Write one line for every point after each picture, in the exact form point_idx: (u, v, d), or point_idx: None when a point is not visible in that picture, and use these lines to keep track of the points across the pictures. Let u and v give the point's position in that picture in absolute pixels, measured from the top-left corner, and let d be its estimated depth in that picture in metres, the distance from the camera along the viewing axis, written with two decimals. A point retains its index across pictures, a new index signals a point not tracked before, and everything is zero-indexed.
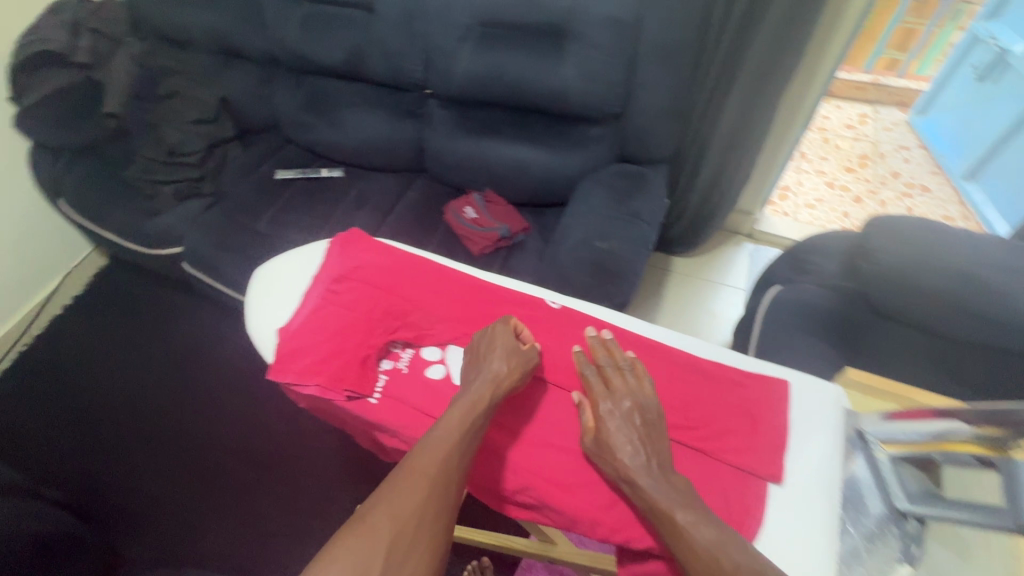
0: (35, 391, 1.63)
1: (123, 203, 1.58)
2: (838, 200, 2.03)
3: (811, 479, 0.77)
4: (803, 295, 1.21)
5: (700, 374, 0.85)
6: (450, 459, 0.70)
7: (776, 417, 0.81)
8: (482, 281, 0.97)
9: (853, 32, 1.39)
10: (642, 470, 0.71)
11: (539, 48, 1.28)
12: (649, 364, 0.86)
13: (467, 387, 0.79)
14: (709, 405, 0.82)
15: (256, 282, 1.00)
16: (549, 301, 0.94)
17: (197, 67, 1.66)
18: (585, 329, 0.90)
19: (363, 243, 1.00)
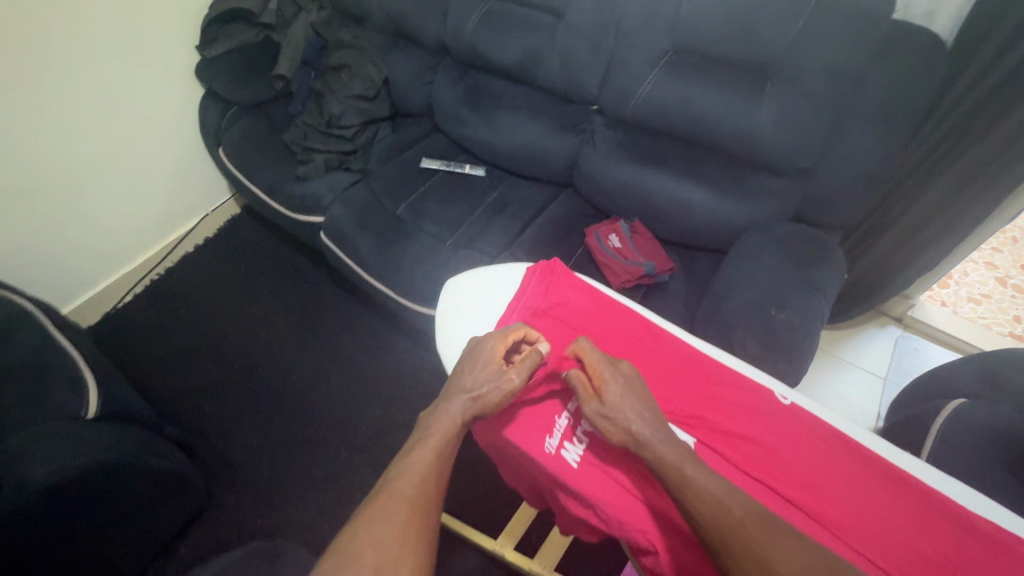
0: (165, 322, 1.73)
1: (276, 163, 1.63)
2: (1008, 301, 1.80)
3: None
4: (998, 417, 1.04)
5: (966, 531, 0.71)
6: (422, 475, 0.72)
7: None
8: (698, 352, 0.90)
9: None
10: (649, 431, 0.74)
11: (738, 86, 1.19)
12: (897, 502, 0.74)
13: (438, 412, 0.81)
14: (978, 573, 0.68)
15: (450, 294, 1.02)
16: (778, 396, 0.85)
17: (370, 45, 1.70)
18: (819, 439, 0.80)
19: (565, 280, 0.98)
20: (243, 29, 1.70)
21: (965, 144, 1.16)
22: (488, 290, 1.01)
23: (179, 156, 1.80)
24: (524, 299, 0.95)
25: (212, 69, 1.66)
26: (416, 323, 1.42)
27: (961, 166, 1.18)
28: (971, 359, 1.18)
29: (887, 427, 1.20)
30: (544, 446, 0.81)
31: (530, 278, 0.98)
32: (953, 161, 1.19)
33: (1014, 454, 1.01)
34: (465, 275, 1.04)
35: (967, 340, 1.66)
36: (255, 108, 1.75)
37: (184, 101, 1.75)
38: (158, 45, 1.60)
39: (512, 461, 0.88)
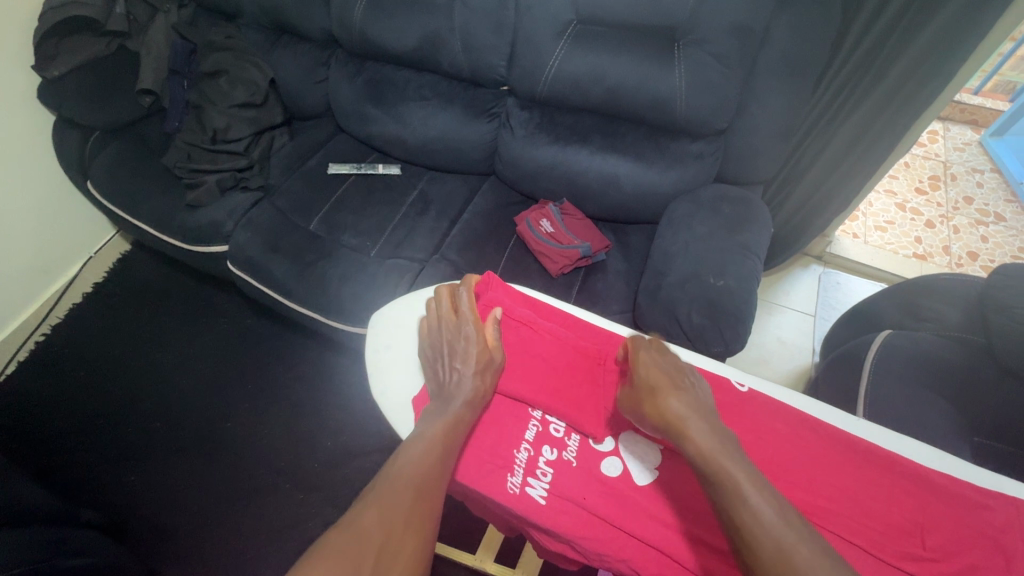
0: (61, 387, 1.52)
1: (160, 192, 1.44)
2: (909, 224, 1.94)
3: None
4: (920, 345, 1.11)
5: (931, 492, 0.67)
6: (426, 457, 0.66)
7: None
8: None
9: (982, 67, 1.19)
10: (696, 422, 0.63)
11: (648, 53, 1.16)
12: (863, 475, 0.69)
13: (441, 406, 0.75)
14: (951, 533, 0.64)
15: (378, 329, 0.92)
16: (736, 383, 0.78)
17: (247, 44, 1.53)
18: (785, 423, 0.73)
19: (501, 294, 0.90)
20: (88, 40, 1.43)
21: (865, 87, 1.20)
22: (420, 316, 0.92)
23: (40, 196, 1.55)
24: None
25: (58, 91, 1.39)
26: (353, 344, 1.32)
27: (863, 109, 1.22)
28: (891, 291, 1.27)
29: (825, 367, 1.26)
30: (506, 486, 0.73)
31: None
32: (856, 104, 1.23)
33: (939, 377, 1.08)
34: (392, 305, 0.94)
35: (880, 267, 1.78)
36: (123, 130, 1.53)
37: (32, 131, 1.49)
38: None
39: (478, 503, 0.79)
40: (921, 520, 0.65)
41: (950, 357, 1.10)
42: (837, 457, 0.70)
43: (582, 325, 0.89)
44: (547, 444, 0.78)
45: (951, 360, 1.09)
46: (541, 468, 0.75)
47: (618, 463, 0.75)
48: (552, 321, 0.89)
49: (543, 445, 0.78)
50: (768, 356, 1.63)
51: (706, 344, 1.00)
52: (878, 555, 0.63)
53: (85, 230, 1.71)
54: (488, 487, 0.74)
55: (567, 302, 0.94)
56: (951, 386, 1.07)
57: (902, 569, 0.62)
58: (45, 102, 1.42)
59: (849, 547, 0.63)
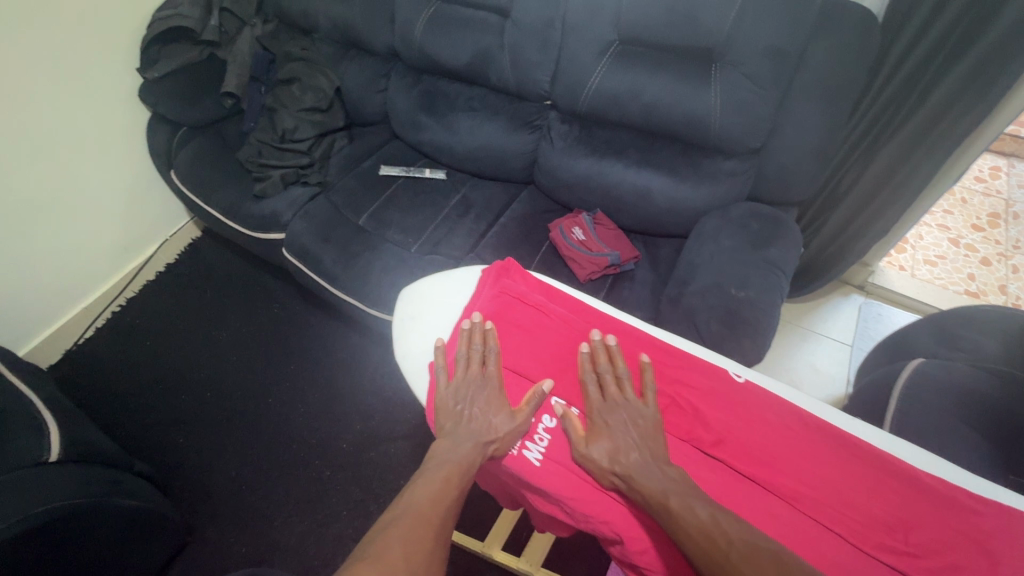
0: (130, 353, 1.69)
1: (231, 183, 1.60)
2: (963, 260, 1.86)
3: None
4: (956, 376, 1.07)
5: (916, 489, 0.69)
6: (441, 495, 0.70)
7: (1023, 560, 0.64)
8: (657, 338, 0.86)
9: None
10: (623, 455, 0.73)
11: (685, 74, 1.21)
12: (849, 467, 0.71)
13: (452, 445, 0.76)
14: (932, 529, 0.66)
15: (406, 301, 0.96)
16: (732, 373, 0.80)
17: (318, 55, 1.69)
18: (778, 413, 0.76)
19: (520, 278, 0.93)
20: (186, 48, 1.64)
21: (903, 113, 1.20)
22: (443, 293, 0.96)
23: (130, 182, 1.75)
24: (478, 302, 0.91)
25: (158, 90, 1.60)
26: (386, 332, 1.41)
27: (904, 134, 1.21)
28: (927, 322, 1.22)
29: (855, 393, 1.23)
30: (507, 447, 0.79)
31: (486, 293, 0.91)
32: (896, 130, 1.23)
33: (972, 410, 1.03)
34: (418, 282, 0.98)
35: (926, 302, 1.72)
36: (206, 128, 1.71)
37: (129, 124, 1.69)
38: (97, 71, 1.55)
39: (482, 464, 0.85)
40: (903, 517, 0.67)
41: (985, 388, 1.06)
42: (826, 450, 0.72)
43: (592, 313, 0.90)
44: (548, 412, 0.82)
45: (989, 395, 1.05)
46: (537, 433, 0.80)
47: None
48: (567, 305, 0.90)
49: (544, 413, 0.82)
50: (798, 382, 1.60)
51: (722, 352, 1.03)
52: (853, 542, 0.66)
53: (165, 216, 1.90)
54: None
55: (579, 291, 0.96)
56: (986, 421, 1.03)
57: (879, 558, 0.65)
58: (145, 101, 1.63)
59: (827, 533, 0.67)
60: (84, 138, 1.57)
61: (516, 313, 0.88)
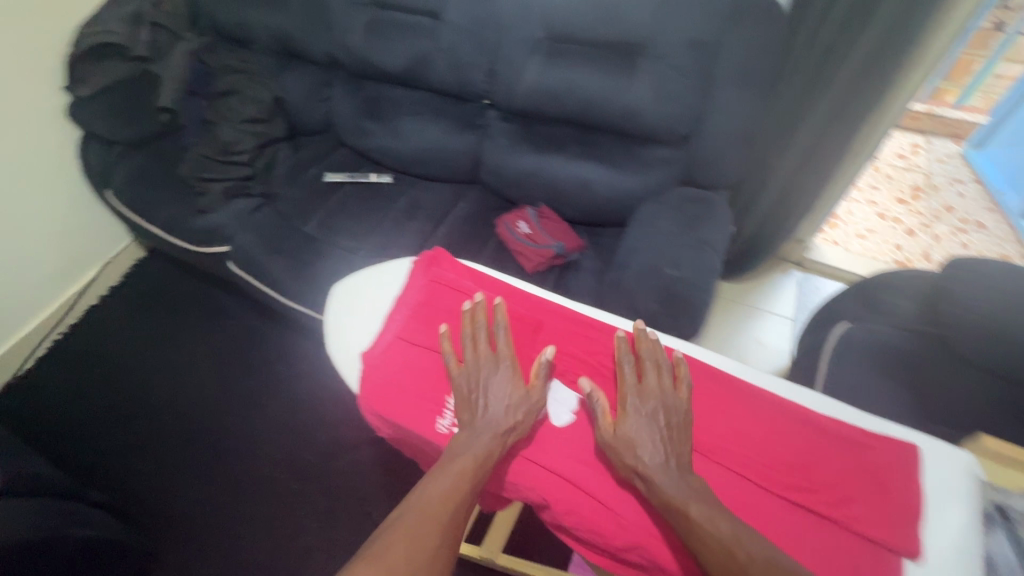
0: (76, 380, 1.63)
1: (172, 199, 1.57)
2: (890, 232, 1.98)
3: (948, 561, 0.66)
4: (878, 336, 1.15)
5: (816, 431, 0.73)
6: (453, 492, 0.68)
7: (910, 486, 0.68)
8: (581, 314, 0.88)
9: (936, 66, 1.27)
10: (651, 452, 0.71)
11: (613, 67, 1.24)
12: (754, 415, 0.75)
13: (471, 438, 0.73)
14: (830, 465, 0.71)
15: (338, 297, 0.95)
16: (649, 340, 0.84)
17: (253, 64, 1.65)
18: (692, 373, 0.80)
19: (449, 266, 0.93)
20: (116, 63, 1.56)
21: (817, 95, 1.28)
22: (379, 286, 0.95)
23: (65, 204, 1.69)
24: (409, 292, 0.90)
25: (88, 109, 1.56)
26: None
27: (819, 116, 1.29)
28: (852, 289, 1.28)
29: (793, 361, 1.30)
30: (437, 427, 0.78)
31: (416, 282, 0.91)
32: (812, 112, 1.30)
33: (893, 366, 1.11)
34: (353, 277, 0.97)
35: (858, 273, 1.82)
36: (144, 146, 1.66)
37: (60, 144, 1.64)
38: (19, 92, 1.49)
39: (416, 449, 0.84)
40: (805, 460, 0.71)
41: (904, 345, 1.14)
42: (732, 402, 0.77)
43: (520, 294, 0.91)
44: None
45: (908, 351, 1.13)
46: None
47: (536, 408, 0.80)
48: (495, 289, 0.91)
49: None
50: (746, 357, 1.67)
51: (661, 329, 1.08)
52: (759, 484, 0.70)
53: (105, 237, 1.85)
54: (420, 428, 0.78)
55: (508, 275, 0.97)
56: (905, 374, 1.10)
57: (782, 497, 0.70)
58: (75, 121, 1.58)
59: (735, 478, 0.72)
60: (12, 162, 1.52)
61: (446, 298, 0.88)
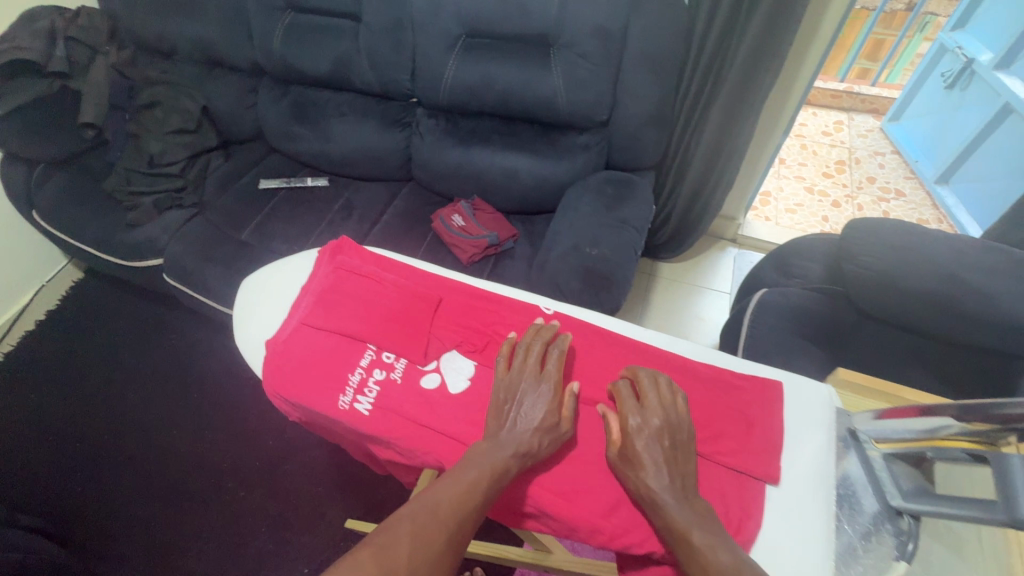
0: (12, 407, 1.59)
1: (101, 215, 1.54)
2: (817, 205, 2.08)
3: (807, 480, 0.70)
4: (792, 298, 1.22)
5: (693, 377, 0.77)
6: (469, 498, 0.62)
7: (772, 419, 0.73)
8: (482, 288, 0.89)
9: (831, 42, 1.36)
10: (655, 472, 0.65)
11: (528, 59, 1.29)
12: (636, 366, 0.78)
13: (492, 447, 0.68)
14: (706, 406, 0.74)
15: (247, 290, 0.95)
16: (543, 307, 0.86)
17: (180, 77, 1.67)
18: (583, 335, 0.82)
19: (354, 254, 0.94)
20: (31, 82, 1.53)
21: (722, 75, 1.35)
22: (288, 276, 0.96)
23: None
24: (315, 281, 0.91)
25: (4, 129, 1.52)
26: None
27: (726, 95, 1.36)
28: (772, 257, 1.36)
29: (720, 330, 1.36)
30: (336, 403, 0.77)
31: (321, 270, 0.91)
32: (720, 92, 1.37)
33: (806, 324, 1.18)
34: (263, 269, 0.98)
35: None
36: (67, 163, 1.62)
37: None
38: None
39: (325, 429, 0.84)
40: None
41: (815, 305, 1.21)
42: (619, 356, 0.80)
43: (424, 276, 0.92)
44: (379, 366, 0.81)
45: (818, 310, 1.20)
46: (366, 386, 0.79)
47: (436, 377, 0.80)
48: (398, 271, 0.92)
49: (376, 367, 0.80)
50: (687, 332, 1.73)
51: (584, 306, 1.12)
52: None
53: (38, 261, 1.80)
54: (321, 405, 0.78)
55: (416, 259, 0.98)
56: (816, 331, 1.17)
57: None
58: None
59: None
60: None
61: (349, 283, 0.88)
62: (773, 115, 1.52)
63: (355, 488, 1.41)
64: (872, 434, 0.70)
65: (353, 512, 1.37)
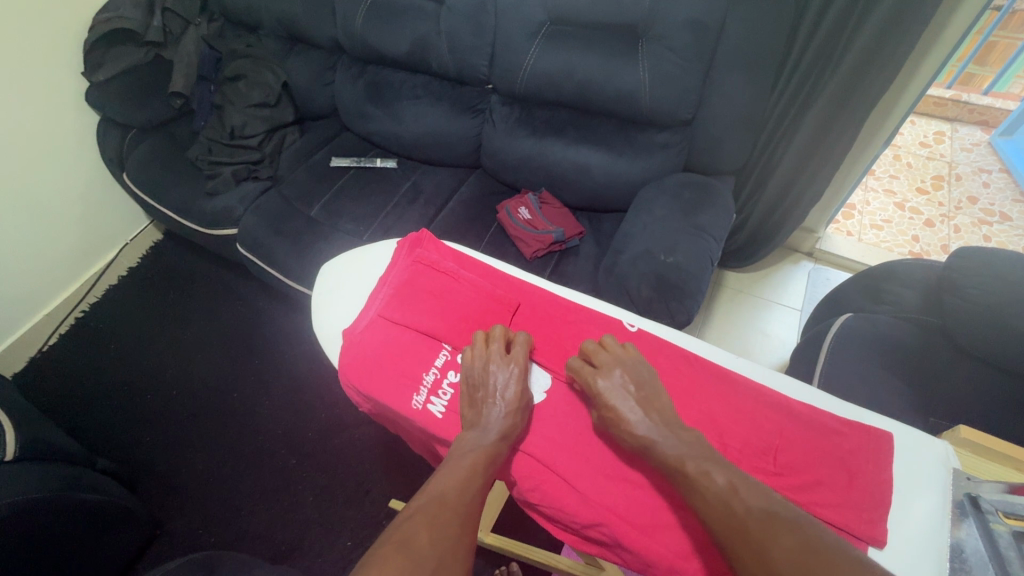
0: (94, 356, 1.70)
1: (184, 182, 1.61)
2: (908, 222, 1.92)
3: (910, 545, 0.65)
4: (880, 327, 1.12)
5: (787, 416, 0.73)
6: (467, 483, 0.64)
7: (879, 473, 0.68)
8: (562, 297, 0.87)
9: (952, 50, 1.23)
10: (631, 417, 0.68)
11: (613, 50, 1.23)
12: (722, 397, 0.75)
13: (469, 437, 0.70)
14: (802, 449, 0.70)
15: (325, 277, 0.97)
16: (626, 324, 0.83)
17: (265, 52, 1.70)
18: (668, 358, 0.79)
19: (433, 248, 0.93)
20: (129, 50, 1.61)
21: (824, 79, 1.24)
22: (363, 266, 0.97)
23: (85, 187, 1.75)
24: (393, 272, 0.91)
25: (103, 94, 1.60)
26: None
27: (825, 101, 1.26)
28: (856, 279, 1.26)
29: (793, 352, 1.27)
30: (410, 403, 0.77)
31: (399, 262, 0.91)
32: (818, 97, 1.27)
33: (895, 358, 1.08)
34: (339, 257, 0.99)
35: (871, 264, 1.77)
36: (157, 129, 1.71)
37: (79, 129, 1.69)
38: (42, 78, 1.55)
39: (396, 424, 0.84)
40: (774, 442, 0.71)
41: (907, 337, 1.11)
42: (707, 385, 0.76)
43: (501, 277, 0.90)
44: (454, 368, 0.80)
45: (911, 344, 1.10)
46: (441, 387, 0.79)
47: None
48: (476, 271, 0.91)
49: (450, 369, 0.80)
50: (749, 348, 1.64)
51: (653, 316, 1.08)
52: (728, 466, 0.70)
53: (123, 220, 1.91)
54: (394, 402, 0.78)
55: (492, 258, 0.97)
56: (908, 367, 1.07)
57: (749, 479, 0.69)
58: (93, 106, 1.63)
59: None
60: (35, 145, 1.58)
61: (426, 279, 0.87)
62: (874, 125, 1.40)
63: (401, 469, 1.43)
64: (999, 506, 0.64)
65: (397, 493, 1.39)
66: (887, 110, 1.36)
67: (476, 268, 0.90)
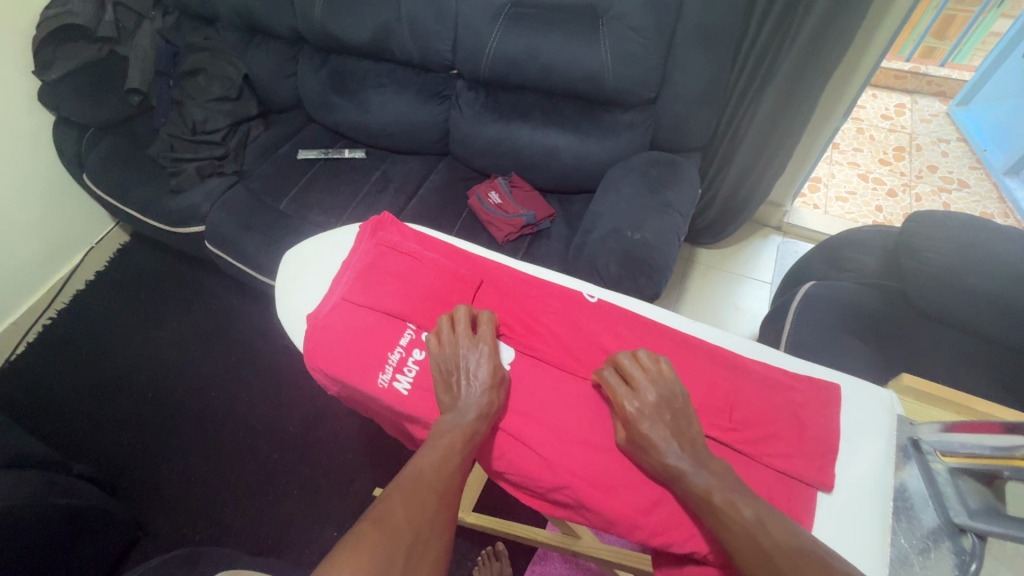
0: (65, 362, 1.67)
1: (147, 181, 1.58)
2: (871, 193, 1.97)
3: (854, 488, 0.70)
4: (842, 292, 1.16)
5: (743, 376, 0.75)
6: (445, 462, 0.64)
7: (828, 422, 0.71)
8: (524, 273, 0.88)
9: (903, 21, 1.26)
10: (666, 447, 0.65)
11: (574, 31, 1.23)
12: (679, 360, 0.77)
13: (447, 419, 0.70)
14: (756, 405, 0.73)
15: (289, 264, 0.96)
16: (586, 295, 0.84)
17: (223, 45, 1.67)
18: (628, 325, 0.80)
19: (394, 230, 0.93)
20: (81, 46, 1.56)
21: (782, 53, 1.26)
22: (328, 252, 0.97)
23: (45, 191, 1.70)
24: (355, 256, 0.90)
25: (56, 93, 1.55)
26: None
27: (784, 75, 1.28)
28: (819, 248, 1.30)
29: None
30: (376, 382, 0.78)
31: (361, 245, 0.91)
32: (778, 71, 1.29)
33: (857, 321, 1.12)
34: (304, 244, 0.99)
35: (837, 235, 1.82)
36: (115, 127, 1.66)
37: (34, 131, 1.64)
38: None
39: (365, 405, 0.85)
40: (730, 401, 0.73)
41: (868, 301, 1.15)
42: (666, 350, 0.78)
43: (463, 256, 0.91)
44: (419, 347, 0.81)
45: (872, 307, 1.13)
46: (407, 365, 0.79)
47: None
48: (438, 250, 0.91)
49: (415, 347, 0.81)
50: (722, 321, 1.68)
51: (622, 292, 1.09)
52: None
53: (88, 223, 1.86)
54: (361, 382, 0.78)
55: (454, 238, 0.97)
56: (869, 330, 1.11)
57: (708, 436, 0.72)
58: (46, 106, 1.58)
59: None
60: None
61: (388, 261, 0.87)
62: (833, 98, 1.43)
63: (384, 458, 1.44)
64: (938, 446, 0.67)
65: (381, 481, 1.40)
66: (844, 83, 1.39)
67: (437, 248, 0.91)
